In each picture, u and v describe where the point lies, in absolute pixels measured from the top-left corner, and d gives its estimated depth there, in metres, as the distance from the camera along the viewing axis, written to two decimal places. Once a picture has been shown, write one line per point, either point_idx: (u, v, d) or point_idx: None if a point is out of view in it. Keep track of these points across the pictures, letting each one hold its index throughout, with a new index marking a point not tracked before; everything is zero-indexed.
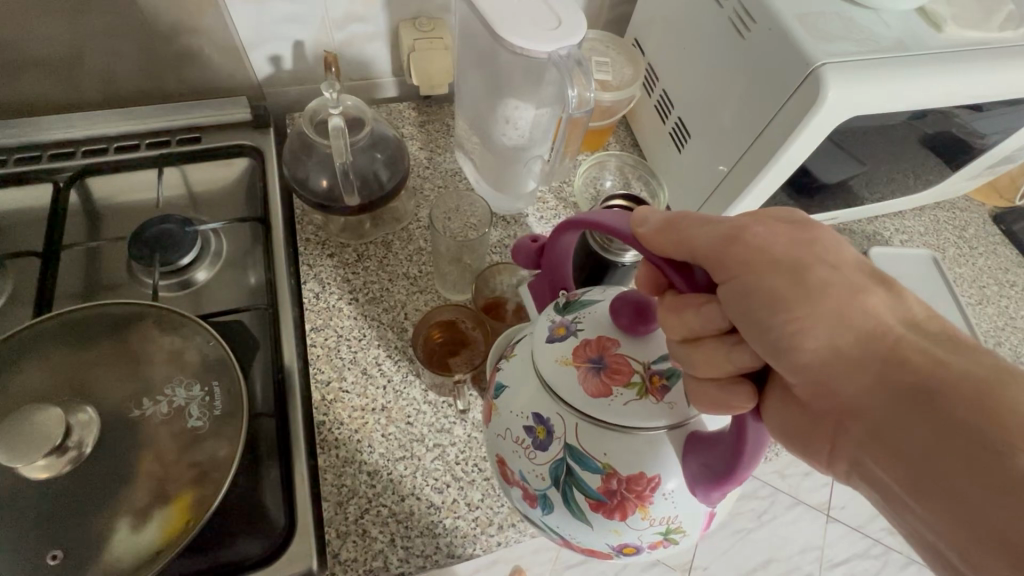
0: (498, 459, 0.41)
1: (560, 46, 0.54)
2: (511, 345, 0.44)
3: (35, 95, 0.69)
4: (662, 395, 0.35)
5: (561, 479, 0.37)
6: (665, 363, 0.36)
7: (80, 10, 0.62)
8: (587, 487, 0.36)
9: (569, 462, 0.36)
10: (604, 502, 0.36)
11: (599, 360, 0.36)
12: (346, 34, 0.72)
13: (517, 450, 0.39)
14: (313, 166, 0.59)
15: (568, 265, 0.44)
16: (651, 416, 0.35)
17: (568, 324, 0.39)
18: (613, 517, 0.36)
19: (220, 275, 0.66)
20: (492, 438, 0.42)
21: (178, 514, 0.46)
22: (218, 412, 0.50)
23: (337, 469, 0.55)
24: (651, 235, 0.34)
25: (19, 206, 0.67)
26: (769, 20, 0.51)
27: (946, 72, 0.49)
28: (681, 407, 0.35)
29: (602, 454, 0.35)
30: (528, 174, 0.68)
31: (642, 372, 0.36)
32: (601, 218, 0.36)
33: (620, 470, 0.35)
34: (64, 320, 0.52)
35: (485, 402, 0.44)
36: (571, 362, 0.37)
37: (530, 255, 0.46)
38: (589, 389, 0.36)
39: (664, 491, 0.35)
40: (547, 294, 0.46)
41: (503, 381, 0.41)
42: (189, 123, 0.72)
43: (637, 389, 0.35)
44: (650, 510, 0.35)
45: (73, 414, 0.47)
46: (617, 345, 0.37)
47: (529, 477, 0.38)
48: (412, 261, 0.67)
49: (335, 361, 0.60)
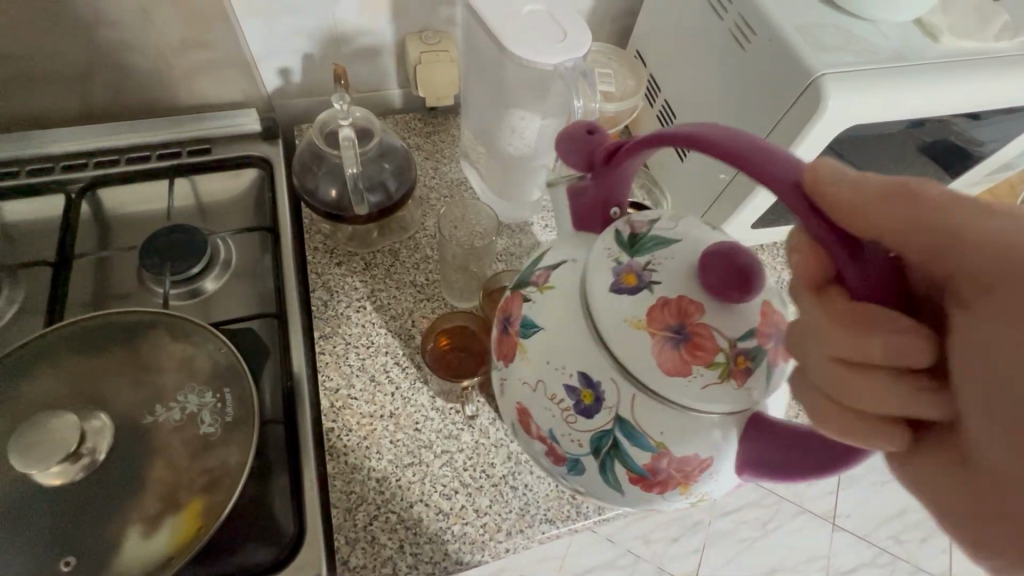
0: (523, 410, 0.41)
1: (566, 59, 0.55)
2: (542, 270, 0.41)
3: (49, 108, 0.71)
4: (743, 379, 0.35)
5: (604, 449, 0.37)
6: (751, 341, 0.35)
7: (94, 26, 0.63)
8: (632, 462, 0.37)
9: (618, 436, 0.37)
10: (646, 477, 0.37)
11: (680, 331, 0.35)
12: (353, 47, 0.73)
13: (554, 411, 0.38)
14: (323, 177, 0.60)
15: (623, 181, 0.40)
16: (728, 400, 0.34)
17: (641, 273, 0.36)
18: (652, 490, 0.38)
19: (229, 285, 0.67)
20: (517, 382, 0.41)
21: (188, 521, 0.46)
22: (229, 418, 0.50)
23: (346, 476, 0.55)
24: (850, 205, 0.26)
25: (32, 217, 0.69)
26: (769, 31, 0.52)
27: (944, 81, 0.50)
28: (755, 393, 0.35)
29: (656, 434, 0.36)
30: (532, 183, 0.69)
31: (728, 352, 0.34)
32: (776, 172, 0.29)
33: (672, 451, 0.36)
34: (77, 328, 0.52)
35: (506, 334, 0.42)
36: (646, 327, 0.35)
37: (589, 154, 0.40)
38: (667, 365, 0.34)
39: (710, 471, 0.37)
40: (595, 217, 0.42)
41: (534, 322, 0.39)
42: (198, 135, 0.74)
43: (720, 369, 0.34)
44: (688, 487, 0.38)
45: (87, 420, 0.48)
46: (701, 313, 0.35)
47: (562, 439, 0.39)
48: (418, 270, 0.68)
49: (343, 368, 0.60)
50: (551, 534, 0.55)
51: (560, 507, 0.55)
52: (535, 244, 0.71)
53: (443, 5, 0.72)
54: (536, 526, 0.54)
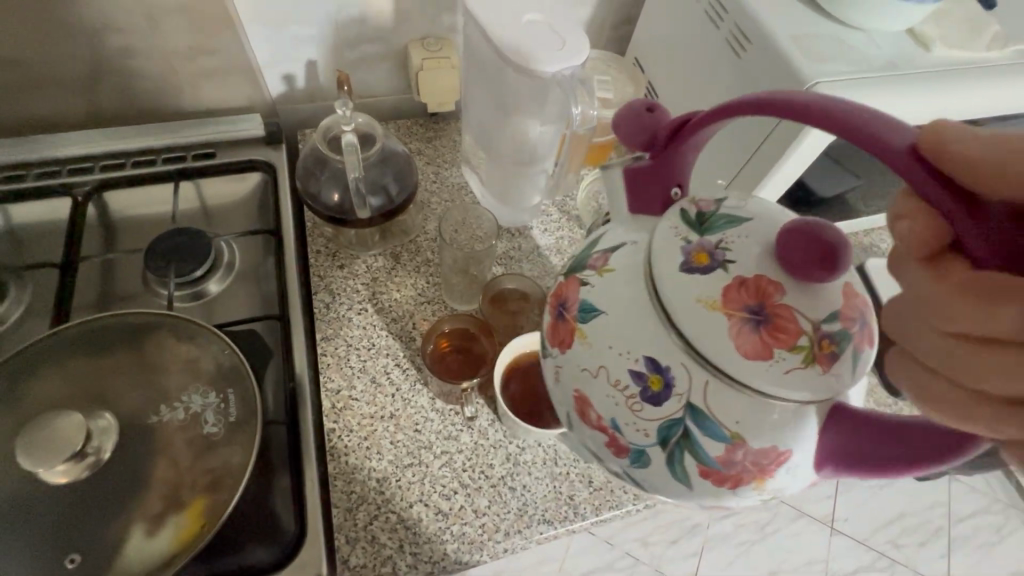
0: (578, 397, 0.35)
1: (567, 66, 0.56)
2: (601, 253, 0.36)
3: (57, 113, 0.72)
4: (829, 364, 0.30)
5: (672, 440, 0.32)
6: (835, 325, 0.31)
7: (103, 33, 0.65)
8: (705, 454, 0.32)
9: (688, 425, 0.32)
10: (719, 471, 0.32)
11: (759, 311, 0.30)
12: (356, 53, 0.74)
13: (615, 399, 0.33)
14: (326, 181, 0.61)
15: (687, 157, 0.36)
16: (814, 390, 0.30)
17: (713, 252, 0.32)
18: (723, 485, 0.33)
19: (231, 288, 0.68)
20: (572, 367, 0.35)
21: (191, 519, 0.47)
22: (231, 419, 0.51)
23: (347, 475, 0.55)
24: (978, 162, 0.21)
25: (39, 220, 0.70)
26: (765, 40, 0.53)
27: (938, 90, 0.51)
28: (842, 380, 0.31)
29: (732, 423, 0.31)
30: (531, 187, 0.70)
31: (812, 335, 0.30)
32: (875, 135, 0.24)
33: (750, 442, 0.31)
34: (83, 329, 0.53)
35: (558, 321, 0.36)
36: (721, 307, 0.31)
37: (652, 131, 0.36)
38: (746, 348, 0.30)
39: (788, 465, 0.32)
40: (654, 198, 0.37)
41: (592, 305, 0.34)
42: (203, 139, 0.75)
43: (804, 354, 0.30)
44: (764, 483, 0.33)
45: (93, 420, 0.49)
46: (780, 293, 0.31)
47: (623, 430, 0.33)
48: (419, 273, 0.69)
49: (345, 370, 0.61)
50: (549, 535, 0.55)
51: (557, 508, 0.56)
52: (535, 248, 0.72)
53: (445, 12, 0.73)
54: (534, 526, 0.55)
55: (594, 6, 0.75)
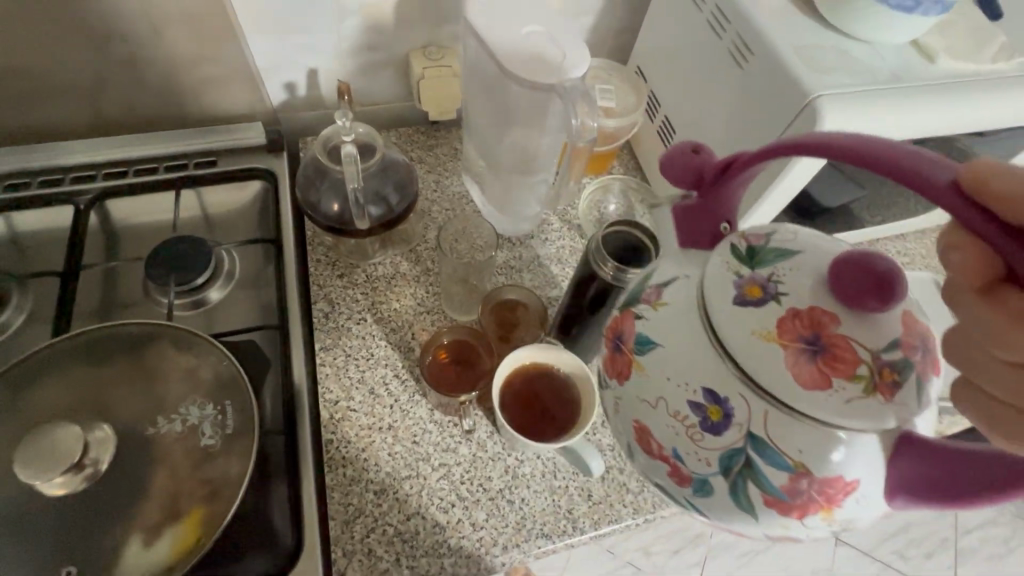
0: (637, 427, 0.34)
1: (562, 78, 0.57)
2: (652, 287, 0.36)
3: (61, 121, 0.72)
4: (892, 394, 0.29)
5: (734, 469, 0.31)
6: (897, 353, 0.30)
7: (106, 42, 0.65)
8: (768, 483, 0.31)
9: (749, 454, 0.31)
10: (784, 501, 0.31)
11: (816, 341, 0.30)
12: (358, 62, 0.75)
13: (675, 429, 0.33)
14: (326, 191, 0.61)
15: (738, 193, 0.34)
16: (875, 420, 0.29)
17: (765, 284, 0.31)
18: (789, 516, 0.31)
19: (232, 296, 0.68)
20: (630, 402, 0.35)
21: (189, 531, 0.46)
22: (229, 430, 0.50)
23: (345, 487, 0.55)
24: (1021, 202, 0.21)
25: (41, 227, 0.70)
26: (766, 52, 0.53)
27: (942, 102, 0.51)
28: (907, 409, 0.29)
29: (795, 452, 0.30)
30: (532, 196, 0.70)
31: (871, 364, 0.29)
32: (918, 171, 0.23)
33: (815, 470, 0.30)
34: (83, 338, 0.53)
35: (615, 354, 0.36)
36: (776, 339, 0.30)
37: (695, 168, 0.35)
38: (803, 377, 0.30)
39: (858, 496, 0.30)
40: (703, 232, 0.36)
41: (648, 338, 0.34)
42: (205, 147, 0.75)
43: (864, 384, 0.29)
44: (834, 515, 0.31)
45: (90, 431, 0.49)
46: (836, 323, 0.30)
47: (684, 459, 0.33)
48: (419, 283, 0.68)
49: (343, 380, 0.61)
50: (548, 549, 0.55)
51: (556, 522, 0.55)
52: (535, 258, 0.72)
53: (447, 21, 0.73)
54: (532, 540, 0.54)
55: (596, 15, 0.75)
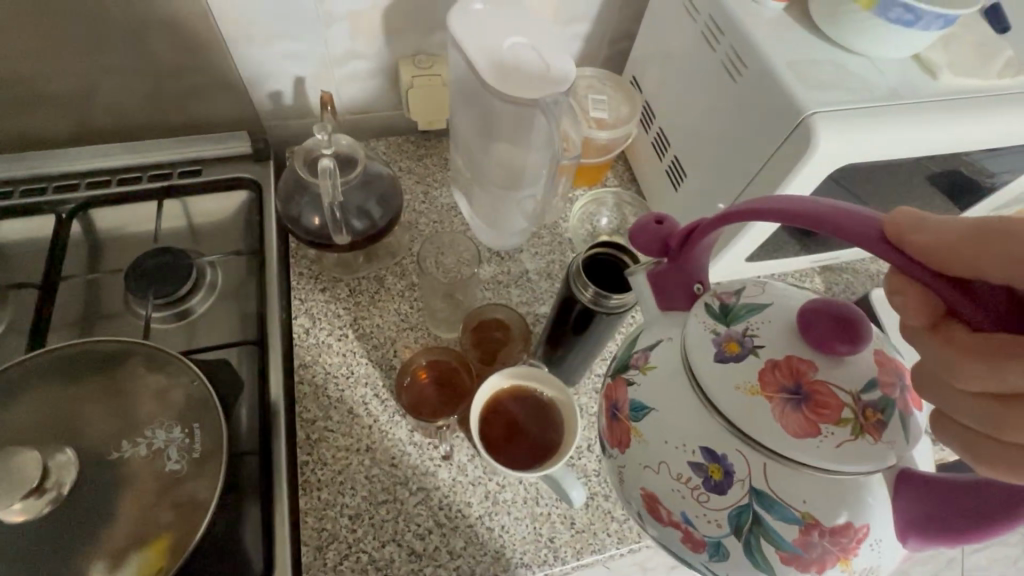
0: (645, 495, 0.33)
1: (548, 92, 0.55)
2: (640, 353, 0.35)
3: (46, 129, 0.71)
4: (881, 433, 0.29)
5: (744, 528, 0.30)
6: (877, 392, 0.29)
7: (87, 49, 0.64)
8: (781, 539, 0.30)
9: (757, 510, 0.30)
10: (800, 556, 0.30)
11: (797, 390, 0.29)
12: (346, 71, 0.73)
13: (680, 491, 0.31)
14: (306, 204, 0.59)
15: (705, 253, 0.35)
16: (874, 461, 0.29)
17: (742, 338, 0.31)
18: (808, 570, 0.30)
19: (214, 308, 0.66)
20: (632, 469, 0.34)
21: (153, 557, 0.45)
22: (197, 454, 0.49)
23: (319, 512, 0.54)
24: (937, 249, 0.23)
25: (22, 237, 0.69)
26: (761, 65, 0.51)
27: (944, 120, 0.48)
28: (898, 447, 0.29)
29: (800, 503, 0.29)
30: (518, 210, 0.68)
31: (855, 407, 0.29)
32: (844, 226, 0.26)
33: (823, 520, 0.29)
34: (52, 354, 0.52)
35: (612, 423, 0.35)
36: (760, 393, 0.30)
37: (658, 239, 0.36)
38: (793, 428, 0.29)
39: (871, 541, 0.29)
40: (677, 291, 0.36)
41: (641, 403, 0.33)
42: (191, 156, 0.74)
43: (852, 426, 0.29)
44: (852, 564, 0.30)
45: (51, 456, 0.47)
46: (814, 369, 0.30)
47: (695, 522, 0.31)
48: (403, 298, 0.67)
49: (322, 400, 0.59)
50: None
51: (537, 551, 0.53)
52: (524, 273, 0.70)
53: (436, 29, 0.71)
54: (512, 570, 0.53)
55: (590, 22, 0.73)
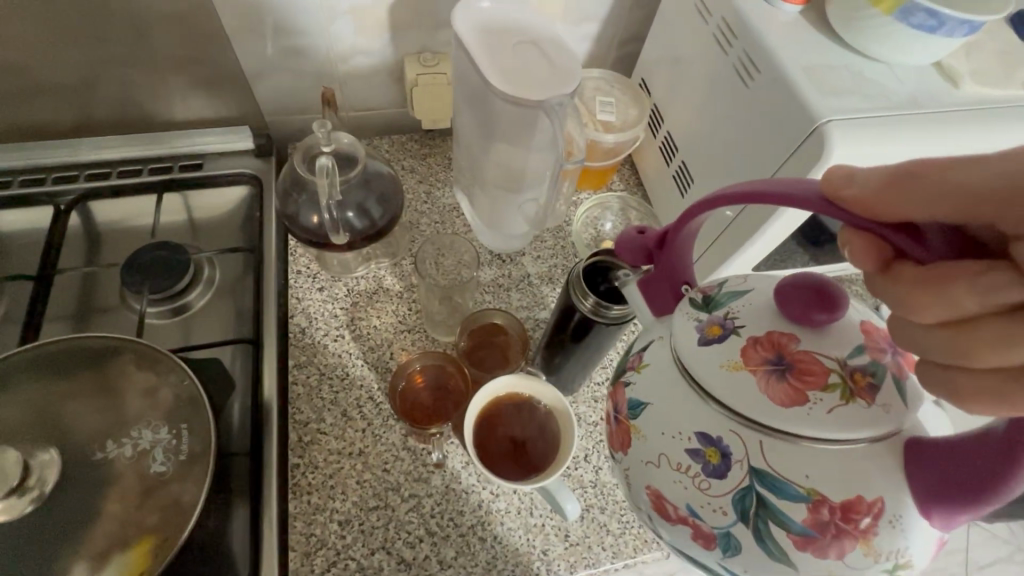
0: (650, 493, 0.31)
1: (554, 95, 0.54)
2: (635, 354, 0.34)
3: (45, 120, 0.70)
4: (873, 397, 0.27)
5: (750, 512, 0.28)
6: (864, 357, 0.28)
7: (89, 39, 0.63)
8: (790, 521, 0.27)
9: (760, 491, 0.27)
10: (814, 539, 0.27)
11: (781, 360, 0.28)
12: (350, 67, 0.72)
13: (681, 480, 0.29)
14: (304, 203, 0.58)
15: (687, 254, 0.35)
16: (874, 426, 0.27)
17: (724, 321, 0.30)
18: (827, 556, 0.27)
19: (209, 303, 0.66)
20: (634, 467, 0.31)
21: (137, 560, 0.44)
22: (183, 455, 0.48)
23: (308, 516, 0.53)
24: (870, 196, 0.23)
25: (19, 227, 0.68)
26: (774, 71, 0.49)
27: (964, 130, 0.47)
28: (897, 412, 0.27)
29: (803, 479, 0.27)
30: (519, 214, 0.67)
31: (841, 372, 0.27)
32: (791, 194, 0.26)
33: (832, 496, 0.26)
34: (41, 351, 0.51)
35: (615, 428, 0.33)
36: (742, 366, 0.28)
37: (641, 249, 0.36)
38: (777, 397, 0.27)
39: (891, 518, 0.26)
40: (666, 295, 0.35)
41: (637, 399, 0.32)
42: (192, 150, 0.73)
43: (841, 392, 0.27)
44: (874, 545, 0.26)
45: (34, 455, 0.47)
46: (797, 341, 0.28)
47: (700, 514, 0.29)
48: (401, 300, 0.66)
49: (315, 401, 0.58)
50: None
51: (529, 563, 0.52)
52: (524, 276, 0.68)
53: (442, 26, 0.70)
54: None
55: (600, 22, 0.71)
